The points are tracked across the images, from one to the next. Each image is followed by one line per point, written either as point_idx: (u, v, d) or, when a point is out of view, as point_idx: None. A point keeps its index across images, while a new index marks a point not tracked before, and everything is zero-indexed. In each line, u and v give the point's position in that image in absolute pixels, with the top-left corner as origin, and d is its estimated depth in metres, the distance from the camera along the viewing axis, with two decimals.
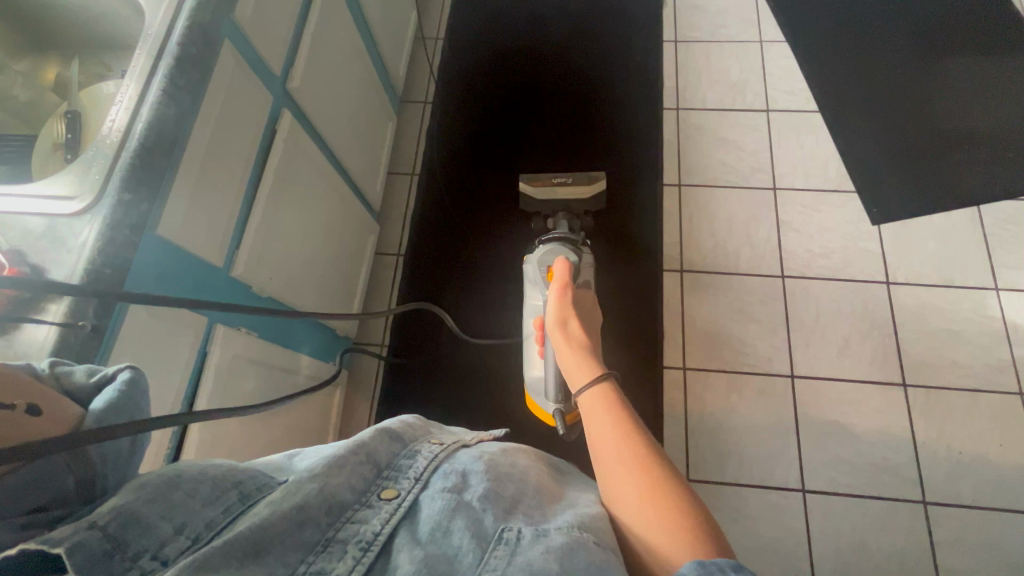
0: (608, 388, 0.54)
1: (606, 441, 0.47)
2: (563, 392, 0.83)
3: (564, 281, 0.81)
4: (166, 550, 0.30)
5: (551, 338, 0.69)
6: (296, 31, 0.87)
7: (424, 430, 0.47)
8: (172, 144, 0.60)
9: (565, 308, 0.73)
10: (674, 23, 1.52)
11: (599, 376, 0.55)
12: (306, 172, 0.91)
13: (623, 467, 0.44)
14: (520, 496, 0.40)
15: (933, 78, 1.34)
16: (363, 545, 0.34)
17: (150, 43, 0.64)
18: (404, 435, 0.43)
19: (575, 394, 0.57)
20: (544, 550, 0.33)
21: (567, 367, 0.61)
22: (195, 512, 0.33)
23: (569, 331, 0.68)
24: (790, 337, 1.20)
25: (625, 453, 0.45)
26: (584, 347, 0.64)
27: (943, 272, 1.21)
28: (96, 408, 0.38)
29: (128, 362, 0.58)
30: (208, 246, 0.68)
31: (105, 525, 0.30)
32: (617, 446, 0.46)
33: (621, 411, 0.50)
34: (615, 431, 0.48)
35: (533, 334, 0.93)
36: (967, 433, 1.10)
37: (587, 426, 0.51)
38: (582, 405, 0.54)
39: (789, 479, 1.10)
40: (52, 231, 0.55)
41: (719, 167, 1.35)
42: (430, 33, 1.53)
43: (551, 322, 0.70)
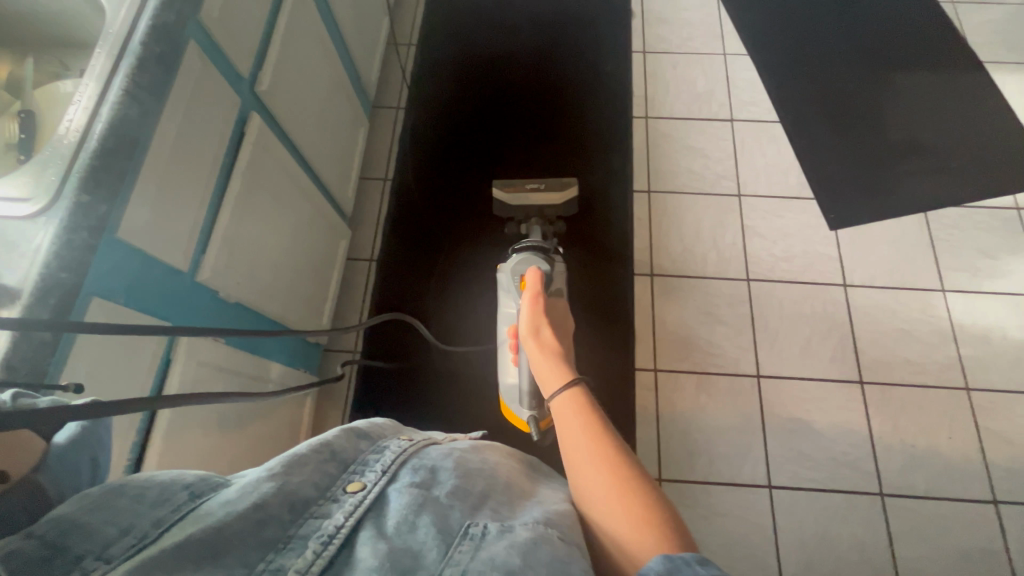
0: (579, 391, 0.55)
1: (575, 442, 0.48)
2: (537, 398, 0.84)
3: (536, 290, 0.82)
4: (111, 550, 0.29)
5: (525, 347, 0.70)
6: (265, 34, 0.86)
7: (394, 431, 0.46)
8: (134, 146, 0.59)
9: (539, 316, 0.74)
10: (642, 34, 1.56)
11: (571, 381, 0.56)
12: (275, 176, 0.89)
13: (592, 466, 0.45)
14: (488, 493, 0.40)
15: (884, 92, 1.42)
16: (325, 539, 0.33)
17: (110, 42, 0.62)
18: (371, 433, 0.43)
19: (547, 399, 0.58)
20: (508, 544, 0.34)
21: (541, 374, 0.62)
22: (141, 514, 0.32)
23: (543, 340, 0.68)
24: (756, 339, 1.24)
25: (594, 453, 0.46)
26: (558, 354, 0.65)
27: (895, 275, 1.28)
28: (60, 442, 0.37)
29: (85, 371, 0.56)
30: (171, 251, 0.66)
31: (43, 534, 0.29)
32: (586, 446, 0.47)
33: (590, 413, 0.51)
34: (585, 432, 0.49)
35: (508, 342, 0.94)
36: (919, 426, 1.16)
37: (558, 428, 0.52)
38: (553, 407, 0.55)
39: (756, 475, 1.13)
40: (3, 234, 0.53)
41: (687, 174, 1.40)
42: (403, 39, 1.54)
43: (525, 331, 0.71)
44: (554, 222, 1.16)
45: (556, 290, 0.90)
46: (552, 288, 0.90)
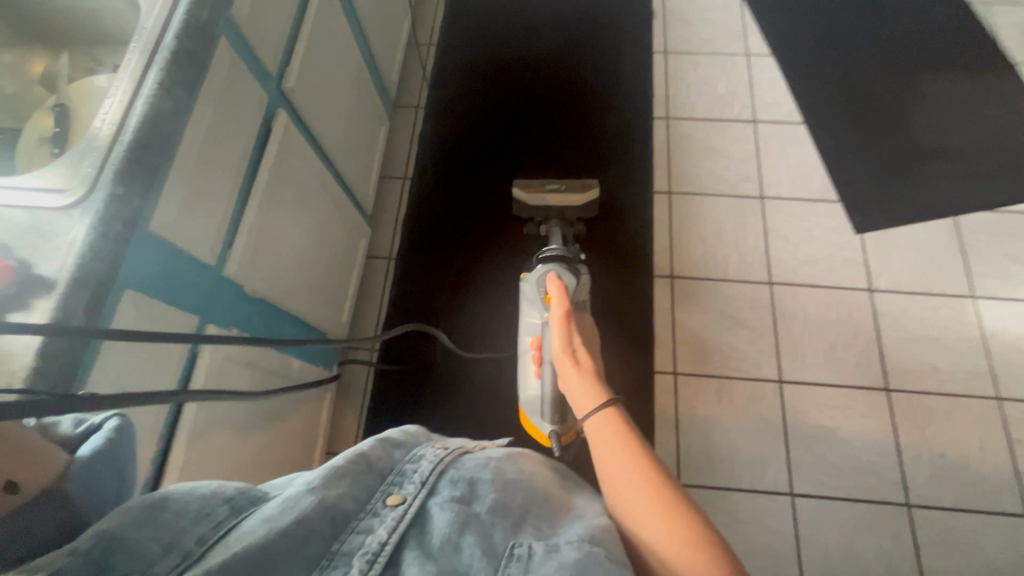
0: (614, 411, 0.54)
1: (617, 465, 0.47)
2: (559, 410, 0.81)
3: (562, 303, 0.79)
4: (156, 568, 0.30)
5: (559, 366, 0.67)
6: (293, 31, 0.86)
7: (426, 438, 0.46)
8: (167, 140, 0.59)
9: (570, 334, 0.72)
10: (664, 34, 1.55)
11: (606, 402, 0.55)
12: (300, 172, 0.90)
13: (639, 490, 0.44)
14: (528, 507, 0.39)
15: (912, 94, 1.39)
16: (370, 557, 0.33)
17: (145, 37, 0.62)
18: (405, 442, 0.43)
19: (581, 418, 0.56)
20: (557, 567, 0.33)
21: (574, 394, 0.61)
22: (185, 530, 0.32)
23: (578, 360, 0.67)
24: (778, 343, 1.22)
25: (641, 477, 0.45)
26: (593, 373, 0.64)
27: (924, 280, 1.25)
28: (84, 455, 0.37)
29: (116, 364, 0.56)
30: (199, 245, 0.67)
31: (87, 550, 0.28)
32: (630, 470, 0.46)
33: (629, 432, 0.51)
34: (627, 454, 0.47)
35: (530, 353, 0.93)
36: (947, 436, 1.13)
37: (594, 450, 0.50)
38: (587, 428, 0.54)
39: (778, 483, 1.11)
40: (39, 225, 0.53)
41: (708, 176, 1.38)
42: (423, 39, 1.54)
43: (558, 352, 0.69)
44: (574, 224, 1.15)
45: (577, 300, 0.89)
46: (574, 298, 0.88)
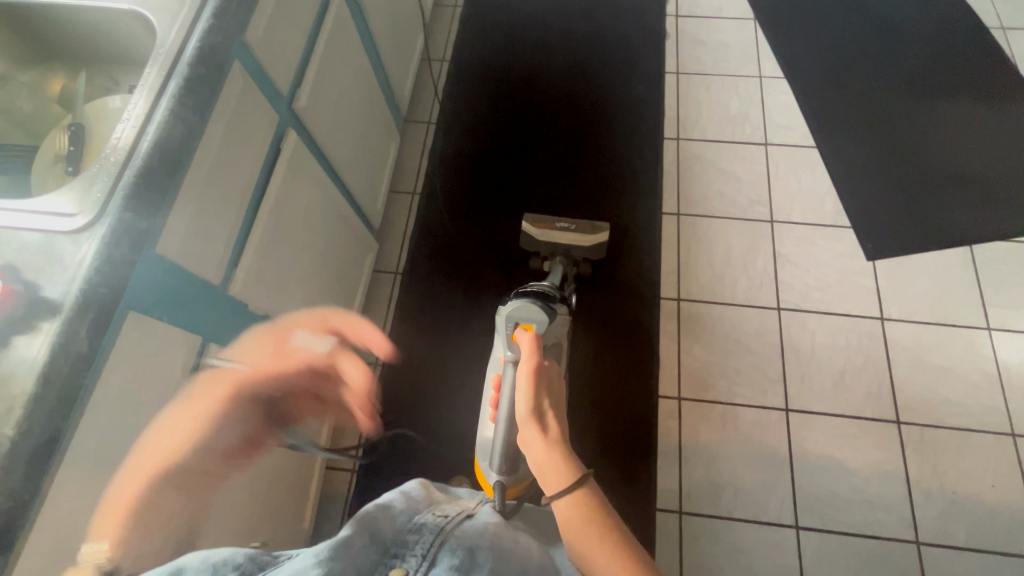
0: (585, 493, 0.53)
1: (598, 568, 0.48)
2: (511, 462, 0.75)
3: (535, 346, 0.74)
4: None
5: (523, 435, 0.61)
6: (305, 52, 0.88)
7: (426, 504, 0.48)
8: (177, 164, 0.60)
9: (539, 392, 0.66)
10: (676, 55, 1.54)
11: (575, 480, 0.54)
12: (308, 190, 0.91)
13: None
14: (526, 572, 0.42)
15: (927, 121, 1.38)
16: None
17: (161, 60, 0.63)
18: (407, 510, 0.44)
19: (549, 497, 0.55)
20: None
21: (540, 470, 0.56)
22: None
23: (545, 426, 0.60)
24: (785, 371, 1.20)
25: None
26: (560, 441, 0.58)
27: (937, 309, 1.23)
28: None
29: (118, 387, 0.56)
30: (205, 265, 0.67)
31: None
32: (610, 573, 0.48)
33: (599, 518, 0.52)
34: (604, 552, 0.49)
35: (490, 394, 0.90)
36: (959, 471, 1.10)
37: (572, 544, 0.51)
38: (560, 515, 0.53)
39: (783, 514, 1.09)
40: (49, 247, 0.53)
41: (718, 198, 1.37)
42: (436, 55, 1.56)
43: (523, 415, 0.62)
44: (580, 265, 1.14)
45: (551, 339, 0.89)
46: (547, 338, 0.88)
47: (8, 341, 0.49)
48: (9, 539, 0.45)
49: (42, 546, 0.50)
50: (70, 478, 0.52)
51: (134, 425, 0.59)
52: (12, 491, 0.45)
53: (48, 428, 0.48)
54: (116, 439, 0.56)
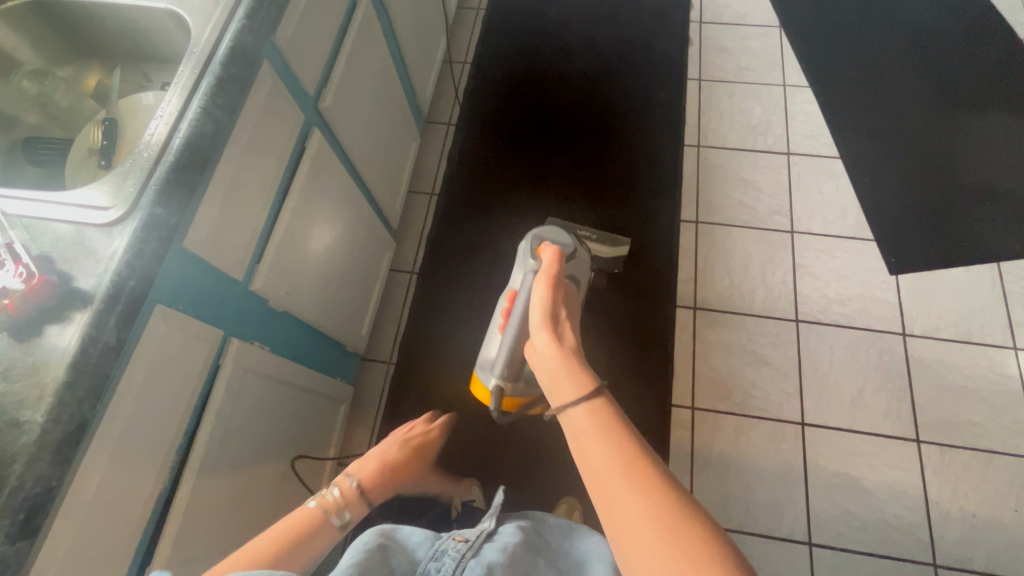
0: (601, 405, 0.51)
1: (609, 479, 0.45)
2: (512, 369, 0.78)
3: (559, 260, 0.74)
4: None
5: (535, 340, 0.61)
6: (332, 53, 0.89)
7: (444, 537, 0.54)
8: (206, 160, 0.61)
9: (555, 300, 0.67)
10: (698, 62, 1.53)
11: (590, 391, 0.52)
12: (330, 188, 0.91)
13: (638, 507, 0.42)
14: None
15: (956, 134, 1.35)
16: None
17: (194, 59, 0.64)
18: (428, 542, 0.51)
19: (560, 409, 0.53)
20: None
21: (554, 373, 0.56)
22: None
23: (559, 332, 0.62)
24: (802, 385, 1.18)
25: (637, 488, 0.43)
26: (573, 350, 0.59)
27: (962, 327, 1.20)
28: None
29: (144, 378, 0.57)
30: (229, 261, 0.68)
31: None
32: (622, 481, 0.44)
33: (611, 431, 0.49)
34: (615, 460, 0.46)
35: (501, 311, 0.90)
36: (981, 494, 1.08)
37: (583, 456, 0.48)
38: (573, 429, 0.51)
39: (796, 531, 1.07)
40: (82, 240, 0.54)
41: (737, 207, 1.36)
42: (458, 57, 1.57)
43: (538, 319, 0.64)
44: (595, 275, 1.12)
45: (568, 271, 0.84)
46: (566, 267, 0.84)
47: (43, 330, 0.50)
48: (36, 524, 0.46)
49: (65, 532, 0.51)
50: (94, 466, 0.53)
51: (156, 416, 0.60)
52: (39, 478, 0.46)
53: (77, 417, 0.49)
54: (138, 429, 0.57)
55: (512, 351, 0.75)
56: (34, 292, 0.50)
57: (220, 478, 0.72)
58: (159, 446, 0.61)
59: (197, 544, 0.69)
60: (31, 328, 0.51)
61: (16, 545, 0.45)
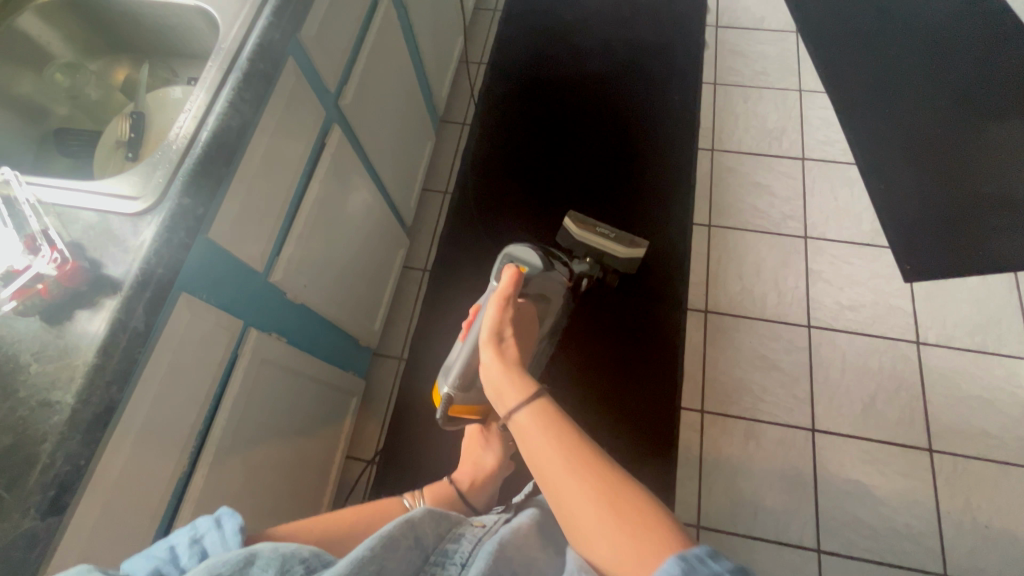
0: (543, 403, 0.51)
1: (553, 471, 0.44)
2: (466, 379, 0.79)
3: (519, 280, 0.74)
4: None
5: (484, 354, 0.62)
6: (353, 52, 0.90)
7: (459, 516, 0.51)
8: (231, 155, 0.62)
9: (504, 319, 0.68)
10: (714, 65, 1.53)
11: (531, 392, 0.52)
12: (348, 184, 0.93)
13: (583, 491, 0.42)
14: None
15: (975, 143, 1.34)
16: None
17: (222, 55, 0.65)
18: (448, 519, 0.48)
19: (507, 415, 0.53)
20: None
21: (502, 385, 0.56)
22: None
23: (504, 349, 0.63)
24: (813, 391, 1.18)
25: (580, 473, 0.43)
26: (516, 362, 0.60)
27: (977, 336, 1.19)
28: None
29: (167, 364, 0.59)
30: (251, 253, 0.70)
31: None
32: (563, 470, 0.43)
33: (551, 419, 0.49)
34: (555, 446, 0.45)
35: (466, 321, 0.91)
36: (994, 506, 1.07)
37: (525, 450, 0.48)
38: (518, 431, 0.50)
39: (804, 537, 1.07)
40: (112, 229, 0.56)
41: (751, 211, 1.35)
42: (474, 58, 1.58)
43: (485, 337, 0.65)
44: (608, 274, 1.14)
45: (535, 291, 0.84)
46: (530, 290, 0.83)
47: (74, 315, 0.52)
48: (63, 502, 0.47)
49: (89, 511, 0.52)
50: (119, 448, 0.54)
51: (177, 402, 0.61)
52: (68, 457, 0.48)
53: (104, 400, 0.50)
54: (160, 414, 0.59)
55: (468, 362, 0.78)
56: (66, 277, 0.51)
57: (235, 466, 0.74)
58: (180, 431, 0.62)
59: None
60: (62, 312, 0.52)
61: (45, 521, 0.46)
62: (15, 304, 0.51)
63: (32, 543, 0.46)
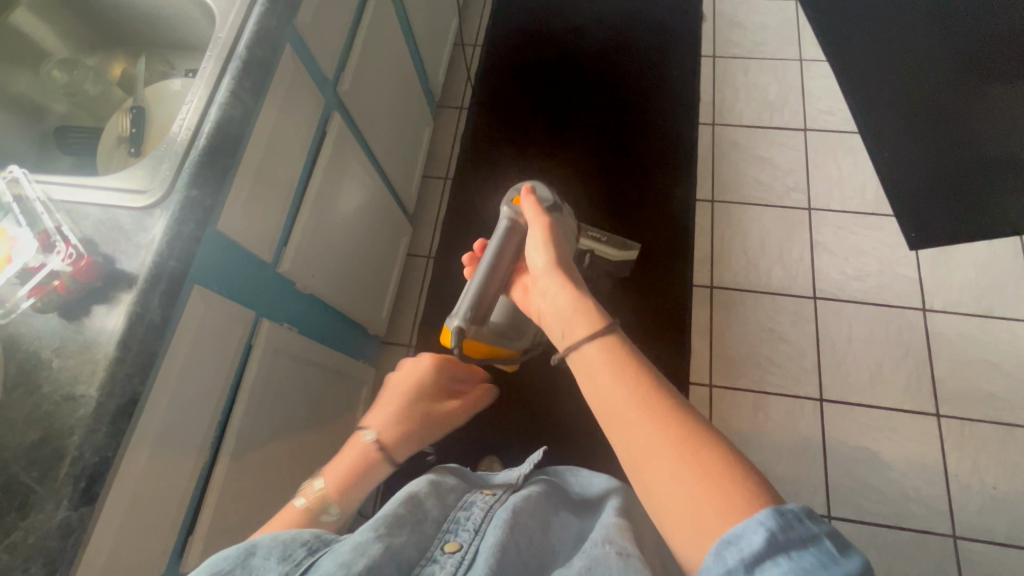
0: (613, 341, 0.48)
1: (629, 415, 0.42)
2: (478, 310, 0.69)
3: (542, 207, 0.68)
4: None
5: (544, 283, 0.57)
6: (348, 38, 0.89)
7: (467, 490, 0.51)
8: (235, 145, 0.62)
9: (556, 243, 0.62)
10: (712, 38, 1.51)
11: (600, 328, 0.48)
12: (350, 171, 0.93)
13: (660, 438, 0.40)
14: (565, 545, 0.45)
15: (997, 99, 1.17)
16: None
17: (219, 44, 0.65)
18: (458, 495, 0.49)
19: (573, 345, 0.49)
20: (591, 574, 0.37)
21: (566, 317, 0.52)
22: (269, 569, 0.36)
23: (568, 275, 0.57)
24: (821, 361, 1.18)
25: (654, 416, 0.41)
26: (583, 290, 0.55)
27: (983, 301, 1.19)
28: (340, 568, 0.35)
29: (186, 356, 0.59)
30: (259, 243, 0.70)
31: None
32: (639, 414, 0.41)
33: (626, 361, 0.46)
34: (629, 389, 0.43)
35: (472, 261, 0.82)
36: (1002, 466, 1.08)
37: (594, 391, 0.45)
38: (584, 365, 0.47)
39: (815, 504, 1.09)
40: (122, 224, 0.56)
41: (754, 185, 1.35)
42: (468, 40, 1.56)
43: (544, 264, 0.59)
44: (602, 276, 1.11)
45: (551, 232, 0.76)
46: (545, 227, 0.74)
47: (91, 311, 0.52)
48: (95, 491, 0.49)
49: (119, 501, 0.53)
50: (144, 439, 0.55)
51: (197, 392, 0.62)
52: (96, 449, 0.49)
53: (127, 391, 0.51)
54: (182, 406, 0.60)
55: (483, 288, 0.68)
56: (81, 273, 0.51)
57: (255, 454, 0.75)
58: (201, 421, 0.63)
59: (235, 517, 0.72)
60: (80, 309, 0.53)
61: (79, 510, 0.47)
62: (34, 301, 0.52)
63: (68, 532, 0.47)
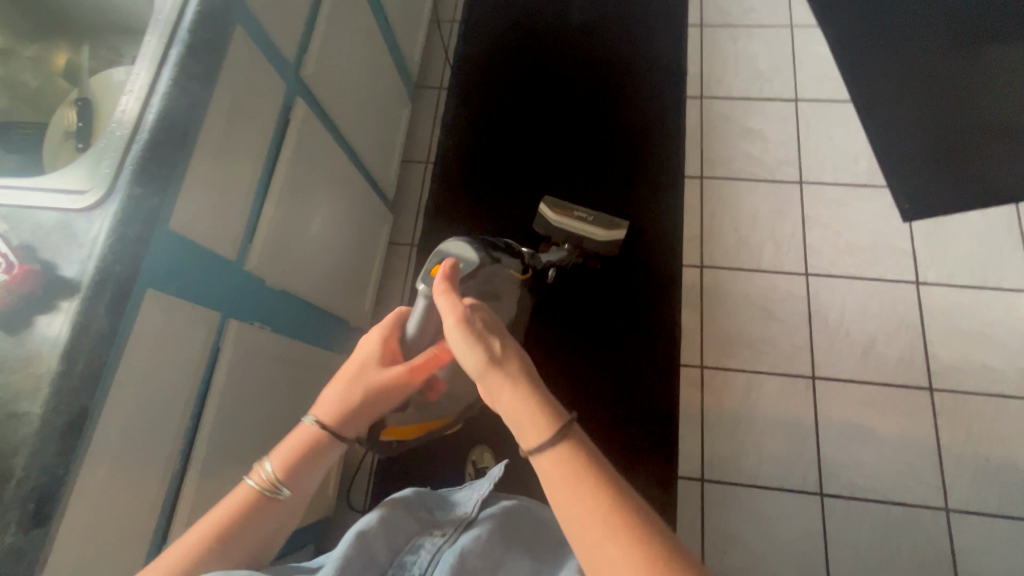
0: (567, 448, 0.41)
1: (592, 538, 0.38)
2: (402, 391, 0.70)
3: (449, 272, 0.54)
4: None
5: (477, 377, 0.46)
6: (310, 18, 0.84)
7: (427, 520, 0.53)
8: (183, 138, 0.58)
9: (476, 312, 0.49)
10: (699, 6, 1.45)
11: (551, 436, 0.41)
12: (319, 159, 0.88)
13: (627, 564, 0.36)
14: None
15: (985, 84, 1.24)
16: None
17: (160, 28, 0.60)
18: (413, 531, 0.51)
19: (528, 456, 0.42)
20: None
21: (514, 416, 0.44)
22: None
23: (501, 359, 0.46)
24: (813, 338, 1.16)
25: (619, 538, 0.37)
26: (524, 376, 0.45)
27: (977, 272, 1.17)
28: None
29: (144, 364, 0.56)
30: (219, 241, 0.66)
31: None
32: (602, 537, 0.37)
33: (582, 469, 0.40)
34: (588, 505, 0.39)
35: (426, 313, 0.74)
36: (994, 438, 1.07)
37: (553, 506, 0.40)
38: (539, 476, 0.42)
39: (807, 481, 1.08)
40: (63, 227, 0.52)
41: (744, 160, 1.31)
42: (445, 17, 1.49)
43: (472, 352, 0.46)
44: (588, 258, 1.08)
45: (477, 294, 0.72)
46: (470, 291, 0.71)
47: (33, 321, 0.49)
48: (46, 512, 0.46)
49: (79, 519, 0.51)
50: (103, 453, 0.52)
51: (161, 401, 0.59)
52: (44, 468, 0.46)
53: (76, 406, 0.48)
54: (145, 417, 0.57)
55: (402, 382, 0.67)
56: (17, 282, 0.49)
57: (231, 458, 0.73)
58: (167, 430, 0.61)
59: None
60: (21, 318, 0.49)
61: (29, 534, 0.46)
62: None
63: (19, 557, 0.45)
